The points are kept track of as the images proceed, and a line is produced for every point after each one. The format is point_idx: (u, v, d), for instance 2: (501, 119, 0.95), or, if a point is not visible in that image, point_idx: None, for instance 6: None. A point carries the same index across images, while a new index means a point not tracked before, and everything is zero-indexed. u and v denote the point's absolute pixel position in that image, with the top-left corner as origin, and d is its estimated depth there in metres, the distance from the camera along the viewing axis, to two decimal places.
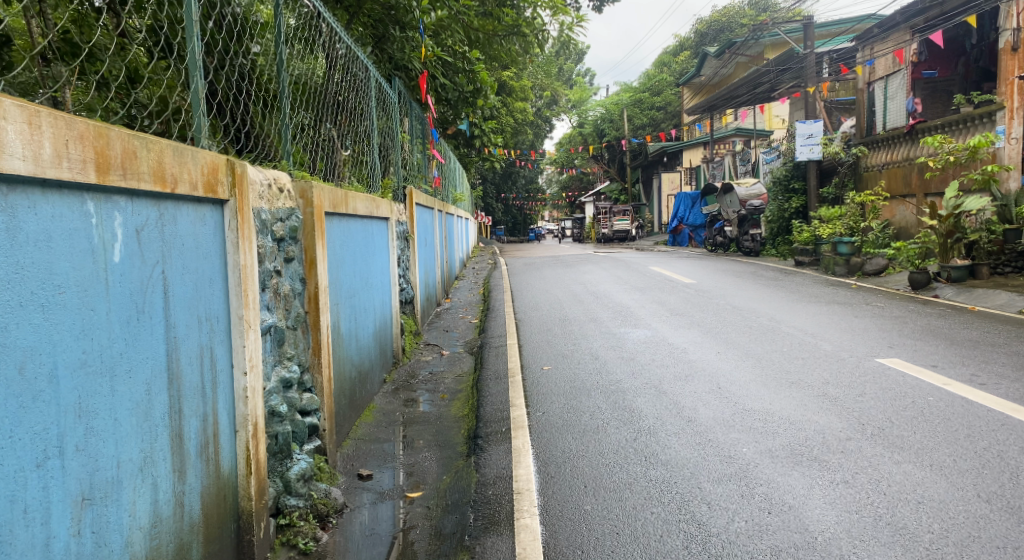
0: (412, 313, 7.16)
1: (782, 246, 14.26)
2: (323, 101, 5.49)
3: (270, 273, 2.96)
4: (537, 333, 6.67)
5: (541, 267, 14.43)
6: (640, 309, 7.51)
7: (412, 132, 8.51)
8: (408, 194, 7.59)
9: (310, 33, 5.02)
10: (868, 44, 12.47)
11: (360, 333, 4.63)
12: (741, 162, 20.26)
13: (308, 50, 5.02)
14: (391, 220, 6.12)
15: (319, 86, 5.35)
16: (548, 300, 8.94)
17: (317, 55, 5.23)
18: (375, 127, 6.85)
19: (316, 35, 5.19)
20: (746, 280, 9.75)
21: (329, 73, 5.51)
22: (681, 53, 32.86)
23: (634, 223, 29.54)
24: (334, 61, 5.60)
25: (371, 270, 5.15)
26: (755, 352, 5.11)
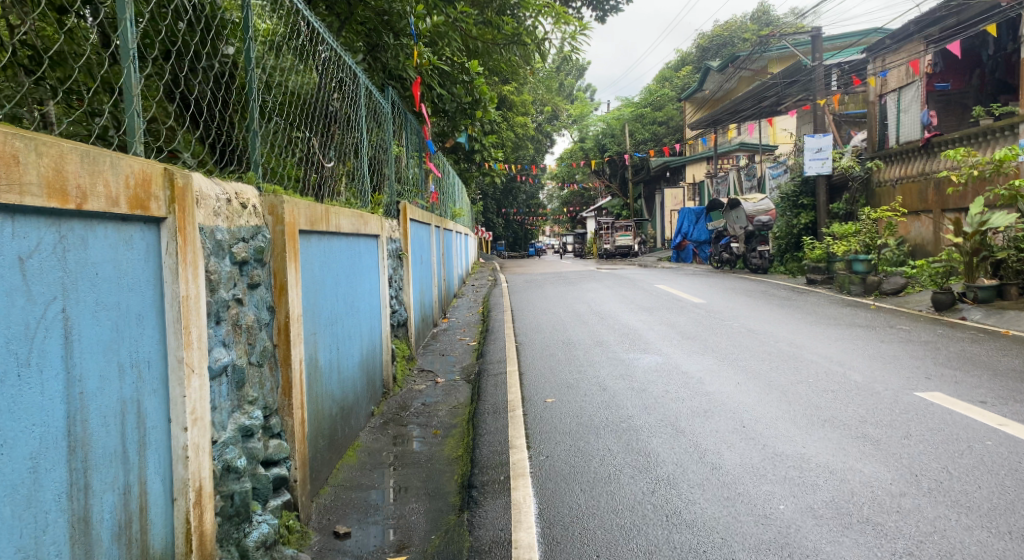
0: (405, 337, 6.73)
1: (791, 263, 13.86)
2: (309, 111, 5.11)
3: (228, 304, 2.54)
4: (538, 359, 6.22)
5: (543, 284, 14.01)
6: (649, 332, 7.07)
7: (407, 144, 8.14)
8: (402, 209, 7.15)
9: (294, 39, 4.64)
10: (879, 55, 12.12)
11: (343, 363, 4.18)
12: (746, 176, 19.88)
13: (291, 55, 4.63)
14: (381, 238, 5.69)
15: (305, 96, 4.97)
16: (551, 321, 8.51)
17: (302, 63, 4.85)
18: (367, 140, 6.47)
19: (300, 41, 4.81)
20: (757, 300, 9.31)
21: (316, 82, 5.13)
22: (682, 68, 32.72)
23: (636, 239, 29.15)
24: (322, 69, 5.23)
25: (357, 293, 4.72)
26: (779, 383, 4.66)
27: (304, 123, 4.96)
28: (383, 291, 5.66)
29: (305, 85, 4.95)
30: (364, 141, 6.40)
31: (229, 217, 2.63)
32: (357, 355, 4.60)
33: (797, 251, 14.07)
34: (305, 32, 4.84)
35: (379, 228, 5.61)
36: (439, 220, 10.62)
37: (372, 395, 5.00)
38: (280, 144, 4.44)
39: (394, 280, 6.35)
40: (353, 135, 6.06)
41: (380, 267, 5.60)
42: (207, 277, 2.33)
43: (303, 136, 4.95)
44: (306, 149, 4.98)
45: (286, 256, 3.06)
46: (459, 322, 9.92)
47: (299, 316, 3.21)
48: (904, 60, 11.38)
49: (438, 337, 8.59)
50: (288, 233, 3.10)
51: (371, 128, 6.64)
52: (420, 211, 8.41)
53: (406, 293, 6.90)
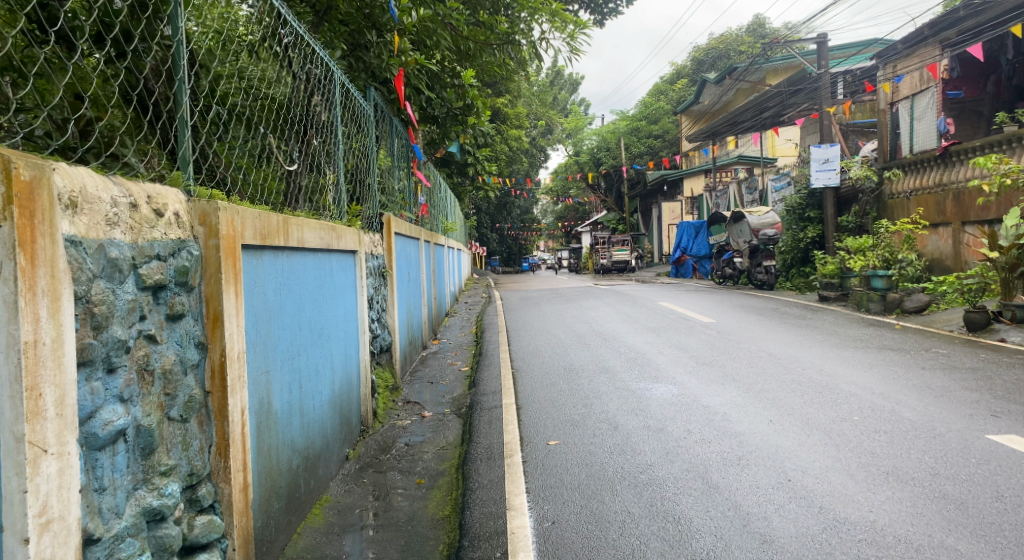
0: (389, 363, 6.08)
1: (797, 279, 13.41)
2: (283, 117, 4.54)
3: (129, 346, 1.90)
4: (538, 389, 5.56)
5: (539, 302, 13.36)
6: (659, 358, 6.43)
7: (392, 152, 7.51)
8: (386, 222, 6.46)
9: (262, 35, 4.07)
10: (890, 61, 11.65)
11: (305, 404, 3.52)
12: (748, 189, 19.33)
13: (257, 53, 4.05)
14: (360, 255, 5.04)
15: (275, 100, 4.40)
16: (550, 343, 7.85)
17: (272, 62, 4.28)
18: (350, 151, 5.90)
19: (270, 37, 4.23)
20: (770, 319, 8.69)
21: (288, 86, 4.57)
22: (678, 81, 32.41)
23: (634, 254, 28.56)
24: (297, 71, 4.66)
25: (328, 319, 4.08)
26: (818, 421, 4.04)
27: (276, 129, 4.40)
28: (362, 316, 5.01)
29: (275, 88, 4.39)
30: (345, 151, 5.83)
31: (135, 228, 1.99)
32: (327, 391, 3.95)
33: (803, 266, 13.65)
34: (278, 27, 4.26)
35: (358, 244, 4.99)
36: (429, 234, 9.99)
37: (346, 437, 4.34)
38: (246, 150, 3.87)
39: (377, 301, 5.72)
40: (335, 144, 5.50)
41: (359, 288, 4.96)
42: (88, 310, 1.68)
43: (276, 143, 4.38)
44: (279, 158, 4.40)
45: (222, 278, 2.42)
46: (450, 344, 9.25)
47: (242, 351, 2.57)
48: (917, 66, 10.92)
49: (427, 362, 7.93)
50: (225, 249, 2.46)
51: (354, 137, 6.07)
52: (407, 225, 7.82)
53: (391, 315, 6.26)
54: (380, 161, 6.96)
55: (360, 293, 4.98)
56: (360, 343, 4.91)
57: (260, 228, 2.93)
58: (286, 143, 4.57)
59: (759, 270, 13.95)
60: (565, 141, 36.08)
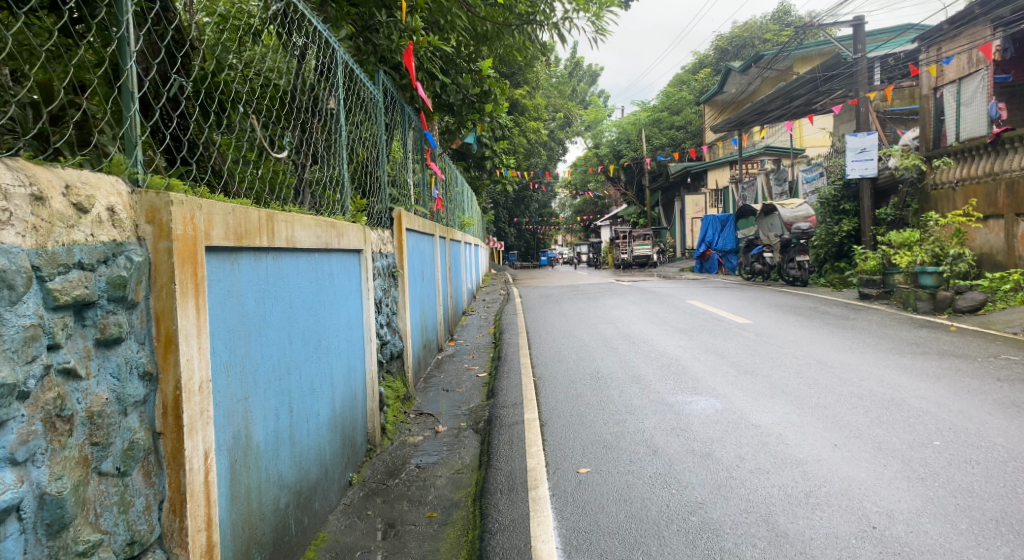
0: (400, 371, 5.59)
1: (832, 274, 12.85)
2: (289, 107, 4.16)
3: (23, 389, 1.41)
4: (564, 402, 5.03)
5: (560, 300, 12.81)
6: (695, 365, 5.86)
7: (404, 142, 7.00)
8: (397, 217, 5.93)
9: (259, 16, 3.68)
10: (933, 44, 10.91)
11: (295, 430, 3.02)
12: (776, 181, 18.58)
13: (254, 37, 3.66)
14: (366, 254, 4.53)
15: (279, 89, 4.01)
16: (574, 347, 7.32)
17: (272, 47, 3.88)
18: (361, 146, 5.48)
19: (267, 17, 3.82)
20: (811, 320, 8.07)
21: (292, 73, 4.17)
22: (701, 71, 31.65)
23: (655, 248, 27.83)
24: (304, 57, 4.26)
25: (327, 328, 3.60)
26: (892, 445, 3.47)
27: (280, 117, 4.01)
28: (369, 322, 4.53)
29: (278, 75, 4.00)
30: (356, 146, 5.41)
31: (41, 228, 1.50)
32: (324, 412, 3.47)
33: (838, 260, 13.09)
34: (279, 10, 3.87)
35: (364, 242, 4.50)
36: (444, 230, 9.50)
37: (348, 461, 3.85)
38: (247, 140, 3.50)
39: (387, 304, 5.23)
40: (346, 138, 5.11)
41: (366, 291, 4.47)
42: None
43: (279, 133, 3.98)
44: (284, 150, 4.01)
45: (177, 290, 1.93)
46: (467, 346, 8.75)
47: (207, 380, 2.09)
48: (964, 48, 10.21)
49: (443, 366, 7.43)
50: (182, 253, 1.96)
51: (364, 132, 5.65)
52: (422, 222, 7.38)
53: (403, 319, 5.77)
54: (391, 153, 6.47)
55: (367, 296, 4.50)
56: (367, 352, 4.43)
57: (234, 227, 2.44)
58: (295, 134, 4.18)
59: (793, 266, 13.25)
60: (584, 134, 35.40)
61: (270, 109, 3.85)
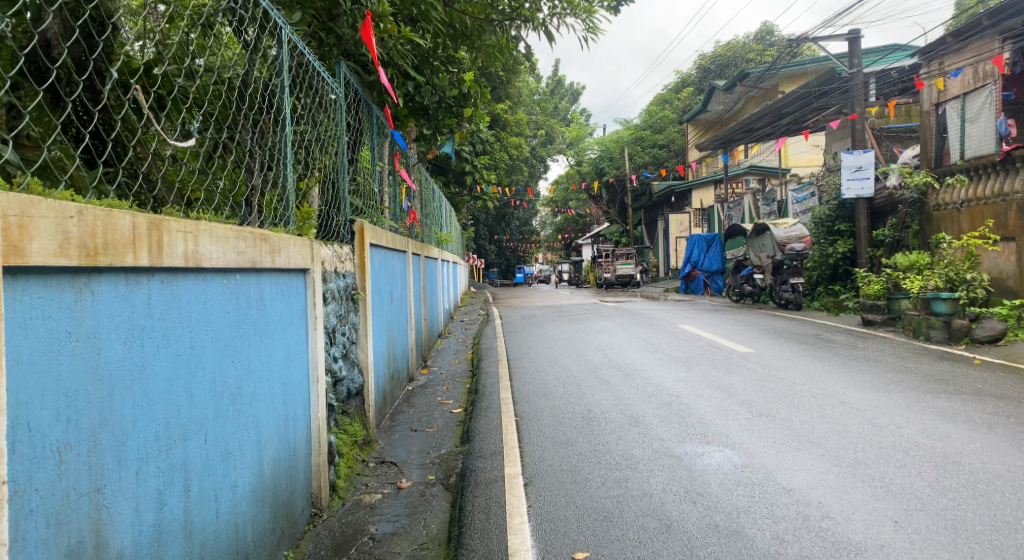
0: (359, 411, 4.78)
1: (826, 297, 12.49)
2: (251, 106, 3.42)
3: None
4: (553, 450, 4.27)
5: (542, 322, 12.03)
6: (700, 403, 5.13)
7: (371, 146, 6.20)
8: (357, 230, 5.10)
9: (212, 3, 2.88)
10: (936, 57, 10.55)
11: (192, 518, 2.21)
12: (764, 200, 18.08)
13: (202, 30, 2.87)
14: (314, 275, 3.72)
15: (235, 80, 3.27)
16: (560, 378, 6.56)
17: (229, 41, 3.15)
18: (321, 155, 4.74)
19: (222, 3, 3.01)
20: (817, 350, 7.40)
21: (246, 64, 3.38)
22: (684, 90, 31.50)
23: (638, 268, 27.25)
24: (257, 48, 3.45)
25: (253, 372, 2.81)
26: (968, 525, 2.77)
27: (240, 116, 3.29)
28: (319, 356, 3.73)
29: (234, 64, 3.26)
30: (316, 154, 4.66)
31: None
32: (246, 482, 2.68)
33: (833, 283, 12.74)
34: None
35: (312, 262, 3.71)
36: (417, 247, 8.71)
37: (280, 537, 3.05)
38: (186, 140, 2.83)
39: (342, 332, 4.41)
40: (301, 146, 4.37)
41: (313, 319, 3.68)
42: None
43: (237, 135, 3.24)
44: (242, 157, 3.26)
45: None
46: (443, 375, 7.94)
47: None
48: (969, 61, 9.88)
49: (413, 399, 6.62)
50: None
51: (325, 139, 4.90)
52: (391, 238, 6.58)
53: (364, 350, 4.96)
54: (354, 158, 5.67)
55: (316, 325, 3.71)
56: (313, 393, 3.64)
57: (83, 241, 1.68)
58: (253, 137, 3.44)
59: (785, 289, 12.63)
60: (566, 151, 34.92)
61: (221, 103, 3.11)
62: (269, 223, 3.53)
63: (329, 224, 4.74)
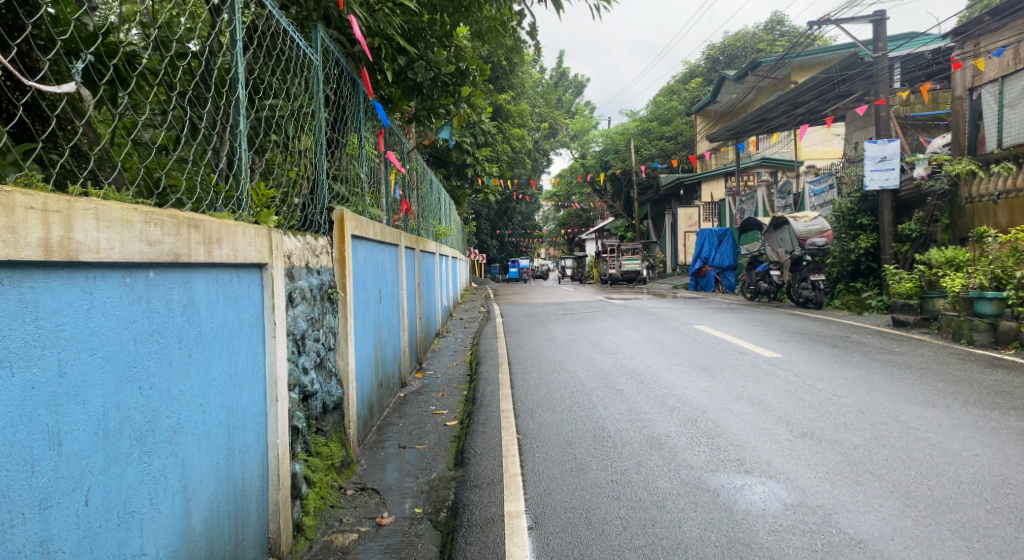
0: (335, 429, 4.10)
1: (847, 295, 11.89)
2: (193, 58, 2.75)
3: None
4: (563, 479, 3.62)
5: (546, 320, 11.37)
6: (729, 419, 4.48)
7: (356, 126, 5.54)
8: (337, 219, 4.41)
9: None
10: (968, 40, 9.86)
11: None
12: (778, 193, 17.38)
13: None
14: (274, 271, 3.03)
15: (170, 26, 2.60)
16: (569, 385, 5.91)
17: None
18: (294, 130, 4.05)
19: None
20: (851, 354, 6.73)
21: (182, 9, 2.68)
22: (692, 81, 30.78)
23: (645, 264, 26.56)
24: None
25: (175, 396, 2.14)
26: None
27: (176, 73, 2.66)
28: (280, 370, 3.05)
29: (169, 7, 2.60)
30: (287, 130, 3.97)
31: None
32: (160, 548, 2.00)
33: (854, 280, 12.13)
34: None
35: (271, 256, 3.01)
36: (412, 241, 8.05)
37: None
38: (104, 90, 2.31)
39: (314, 337, 3.73)
40: (265, 118, 3.69)
41: (273, 326, 2.99)
42: None
43: (173, 98, 2.62)
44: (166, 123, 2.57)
45: None
46: (439, 379, 7.29)
47: None
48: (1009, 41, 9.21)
49: (404, 409, 5.97)
50: None
51: (298, 114, 4.21)
52: (379, 229, 5.90)
53: (343, 357, 4.31)
54: (333, 139, 4.96)
55: (276, 332, 3.01)
56: (271, 416, 2.95)
57: None
58: (196, 100, 2.79)
59: (804, 286, 11.95)
60: (570, 143, 34.28)
61: (142, 50, 2.46)
62: (215, 207, 2.83)
63: (301, 211, 4.05)
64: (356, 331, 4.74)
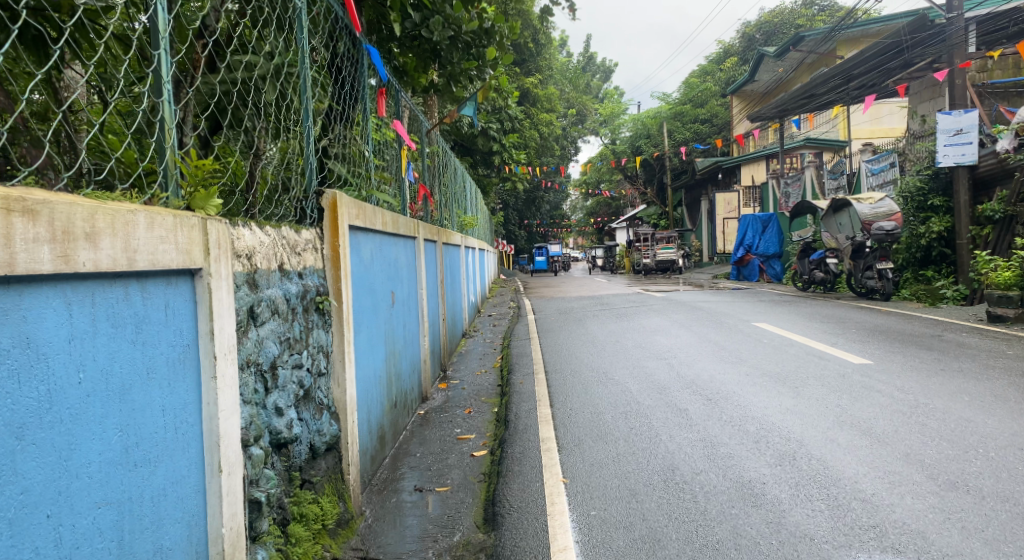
0: (329, 476, 3.18)
1: (918, 284, 10.73)
2: None
3: None
4: (633, 558, 2.64)
5: (582, 317, 10.36)
6: (840, 456, 3.44)
7: (358, 94, 4.61)
8: (327, 205, 3.44)
9: None
10: None
11: None
12: (830, 173, 16.08)
13: None
14: (210, 279, 2.04)
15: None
16: (620, 402, 4.91)
17: None
18: (270, 91, 3.09)
19: None
20: (955, 358, 5.61)
21: None
22: (727, 61, 29.31)
23: (681, 252, 25.33)
24: None
25: None
26: None
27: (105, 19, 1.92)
28: (227, 424, 2.07)
29: None
30: (254, 92, 3.03)
31: None
32: None
33: (925, 267, 10.96)
34: None
35: (207, 258, 2.03)
36: (433, 233, 7.09)
37: None
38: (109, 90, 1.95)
39: (292, 364, 2.80)
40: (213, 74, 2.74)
41: (212, 361, 2.01)
42: None
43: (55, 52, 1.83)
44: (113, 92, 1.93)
45: None
46: (465, 391, 6.35)
47: None
48: None
49: (423, 432, 5.03)
50: None
51: (276, 71, 3.24)
52: (389, 218, 4.89)
53: (338, 383, 3.37)
54: (319, 105, 3.97)
55: (218, 369, 2.03)
56: (213, 495, 1.99)
57: None
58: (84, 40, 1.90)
59: (869, 276, 10.71)
60: (599, 129, 33.19)
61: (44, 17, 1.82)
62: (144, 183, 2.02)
63: (280, 195, 3.14)
64: (358, 345, 3.76)
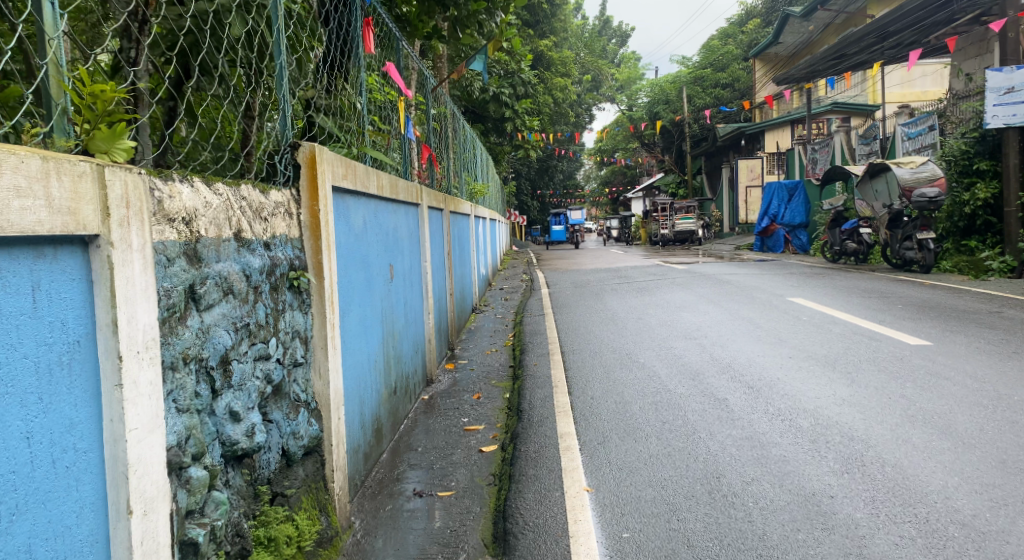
0: (307, 487, 2.65)
1: (960, 256, 10.01)
2: None
3: None
4: None
5: (601, 291, 9.78)
6: (918, 463, 2.89)
7: (350, 37, 3.99)
8: (306, 162, 2.85)
9: None
10: None
11: None
12: (861, 137, 15.20)
13: None
14: (113, 251, 1.47)
15: None
16: (648, 390, 4.36)
17: None
18: (237, 25, 2.50)
19: None
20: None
21: None
22: (750, 22, 28.12)
23: (700, 222, 24.57)
24: None
25: None
26: None
27: None
28: (144, 447, 1.53)
29: None
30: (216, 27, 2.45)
31: None
32: None
33: (967, 236, 10.23)
34: None
35: (107, 221, 1.46)
36: (439, 200, 6.48)
37: None
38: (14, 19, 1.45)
39: (252, 356, 2.25)
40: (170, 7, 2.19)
41: (117, 363, 1.46)
42: None
43: None
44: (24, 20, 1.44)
45: None
46: (475, 373, 5.81)
47: None
48: None
49: (428, 421, 4.51)
50: None
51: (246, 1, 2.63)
52: (386, 181, 4.30)
53: (319, 376, 2.83)
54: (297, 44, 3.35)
55: (128, 374, 1.49)
56: (120, 545, 1.47)
57: None
58: None
59: (908, 247, 9.96)
60: (615, 95, 32.11)
61: None
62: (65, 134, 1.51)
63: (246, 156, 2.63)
64: (344, 326, 3.21)
